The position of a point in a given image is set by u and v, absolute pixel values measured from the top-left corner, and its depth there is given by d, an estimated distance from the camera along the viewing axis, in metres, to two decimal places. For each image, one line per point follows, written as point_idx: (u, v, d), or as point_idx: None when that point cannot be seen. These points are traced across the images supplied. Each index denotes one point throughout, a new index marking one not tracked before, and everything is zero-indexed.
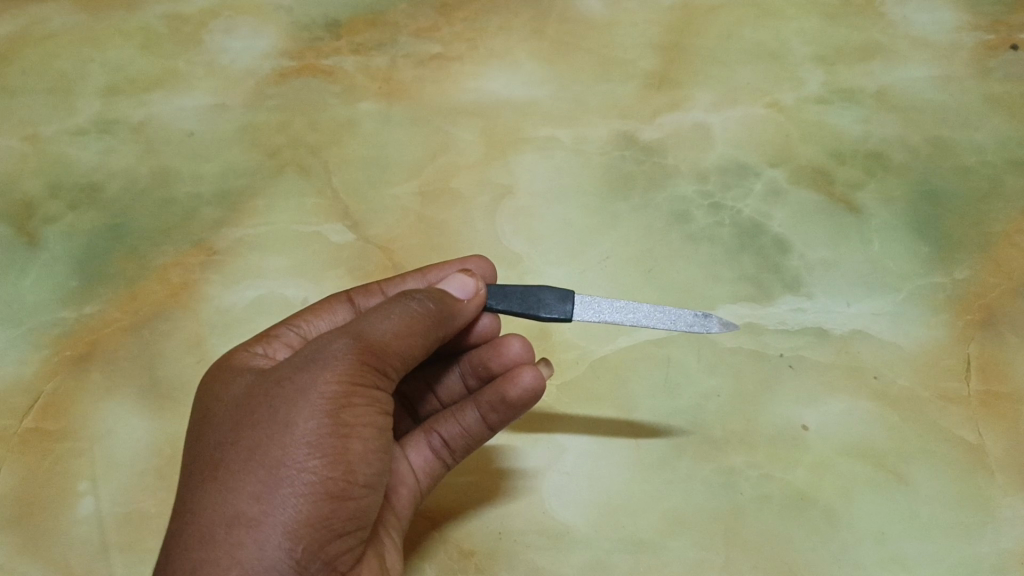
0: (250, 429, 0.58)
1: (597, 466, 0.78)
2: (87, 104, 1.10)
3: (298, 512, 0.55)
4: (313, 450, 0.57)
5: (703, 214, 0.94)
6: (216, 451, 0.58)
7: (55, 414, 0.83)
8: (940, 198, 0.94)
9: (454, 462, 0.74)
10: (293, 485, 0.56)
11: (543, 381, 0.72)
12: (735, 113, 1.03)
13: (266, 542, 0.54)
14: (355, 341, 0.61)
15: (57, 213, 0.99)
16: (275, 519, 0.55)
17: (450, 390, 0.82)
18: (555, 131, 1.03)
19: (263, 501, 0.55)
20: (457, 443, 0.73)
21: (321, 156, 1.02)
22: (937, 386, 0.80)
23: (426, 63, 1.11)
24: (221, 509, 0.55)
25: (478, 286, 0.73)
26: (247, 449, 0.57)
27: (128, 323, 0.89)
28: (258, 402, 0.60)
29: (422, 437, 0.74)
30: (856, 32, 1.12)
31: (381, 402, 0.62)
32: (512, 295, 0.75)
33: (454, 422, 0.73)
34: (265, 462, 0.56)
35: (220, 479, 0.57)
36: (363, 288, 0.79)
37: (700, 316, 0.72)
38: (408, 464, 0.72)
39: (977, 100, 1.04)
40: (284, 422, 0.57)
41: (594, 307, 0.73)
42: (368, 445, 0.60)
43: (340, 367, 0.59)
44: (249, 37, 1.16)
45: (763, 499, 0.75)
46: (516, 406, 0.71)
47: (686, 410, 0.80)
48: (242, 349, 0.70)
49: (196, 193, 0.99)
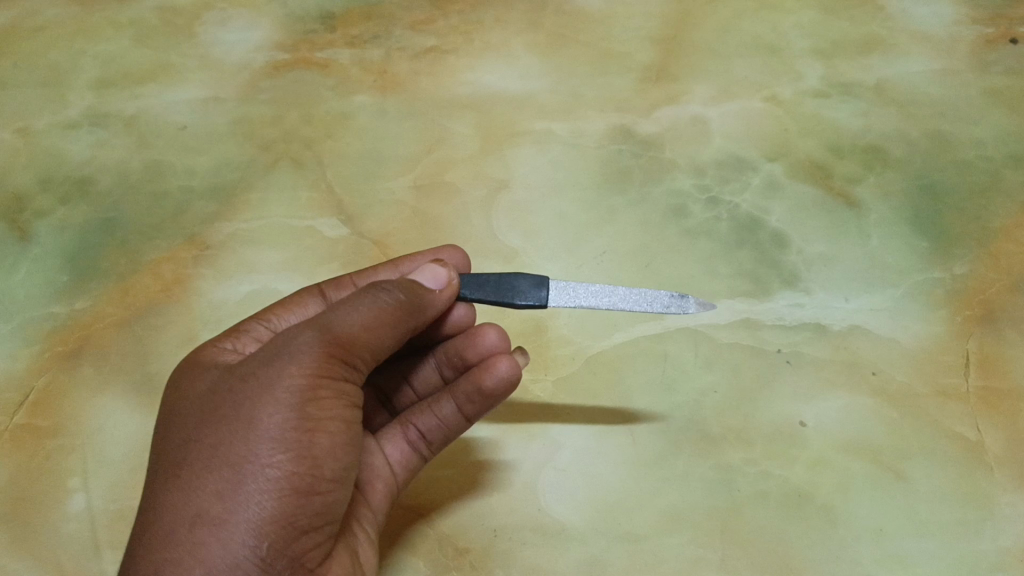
0: (214, 425, 0.58)
1: (593, 463, 0.77)
2: (80, 97, 1.09)
3: (262, 509, 0.55)
4: (279, 446, 0.57)
5: (700, 208, 0.94)
6: (181, 449, 0.58)
7: (46, 410, 0.82)
8: (938, 192, 0.94)
9: (431, 453, 0.73)
10: (258, 482, 0.55)
11: (519, 370, 0.70)
12: (733, 107, 1.03)
13: (230, 540, 0.54)
14: (320, 332, 0.61)
15: (49, 207, 0.98)
16: (238, 517, 0.54)
17: (427, 380, 0.81)
18: (551, 125, 1.02)
19: (226, 498, 0.55)
20: (433, 435, 0.73)
21: (315, 149, 1.01)
22: (936, 382, 0.80)
23: (421, 56, 1.10)
24: (185, 507, 0.55)
25: (450, 275, 0.72)
26: (212, 447, 0.57)
27: (120, 318, 0.88)
28: (223, 397, 0.60)
29: (398, 430, 0.73)
30: (855, 26, 1.11)
31: (349, 395, 0.62)
32: (487, 285, 0.75)
33: (431, 415, 0.73)
34: (229, 460, 0.56)
35: (184, 477, 0.57)
36: (334, 281, 0.78)
37: (677, 296, 0.72)
38: (384, 458, 0.72)
39: (977, 94, 1.03)
40: (249, 417, 0.57)
41: (569, 292, 0.72)
42: (336, 438, 0.59)
43: (305, 360, 0.59)
44: (243, 29, 1.14)
45: (761, 496, 0.74)
46: (492, 396, 0.70)
47: (683, 406, 0.79)
48: (211, 344, 0.69)
49: (189, 187, 0.99)
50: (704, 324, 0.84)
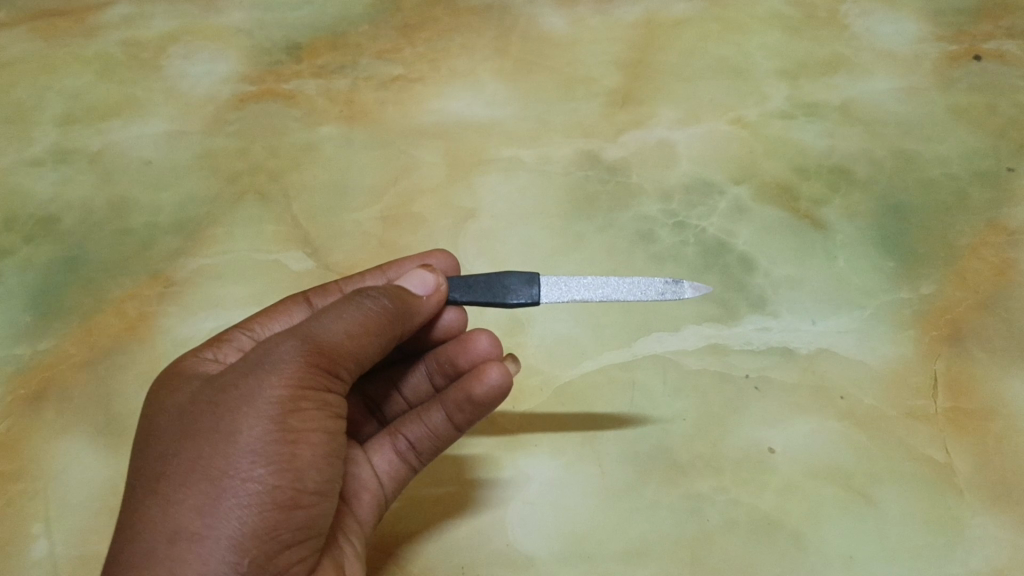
0: (192, 438, 0.57)
1: (562, 495, 0.77)
2: (44, 133, 1.08)
3: (245, 524, 0.54)
4: (259, 458, 0.56)
5: (667, 233, 0.94)
6: (157, 463, 0.57)
7: (8, 454, 0.81)
8: (905, 212, 0.94)
9: (420, 464, 0.73)
10: (237, 496, 0.55)
11: (511, 378, 0.70)
12: (699, 130, 1.03)
13: (209, 557, 0.53)
14: (303, 342, 0.60)
15: (12, 246, 0.97)
16: (218, 532, 0.54)
17: (417, 388, 0.81)
18: (519, 152, 1.02)
19: (207, 513, 0.54)
20: (424, 444, 0.72)
21: (281, 182, 1.01)
22: (903, 404, 0.80)
23: (387, 85, 1.10)
24: (162, 524, 0.54)
25: (439, 281, 0.73)
26: (190, 459, 0.56)
27: (83, 358, 0.87)
28: (201, 410, 0.59)
29: (387, 440, 0.73)
30: (820, 46, 1.12)
31: (331, 406, 0.62)
32: (476, 286, 0.75)
33: (421, 423, 0.72)
34: (208, 473, 0.55)
35: (161, 492, 0.55)
36: (320, 289, 0.78)
37: (671, 282, 0.73)
38: (372, 470, 0.72)
39: (941, 112, 1.03)
40: (228, 429, 0.56)
41: (561, 287, 0.73)
42: (317, 449, 0.59)
43: (290, 370, 0.58)
44: (209, 61, 1.14)
45: (729, 525, 0.74)
46: (482, 404, 0.69)
47: (651, 435, 0.79)
48: (191, 355, 0.69)
49: (154, 223, 0.98)
50: (672, 350, 0.84)
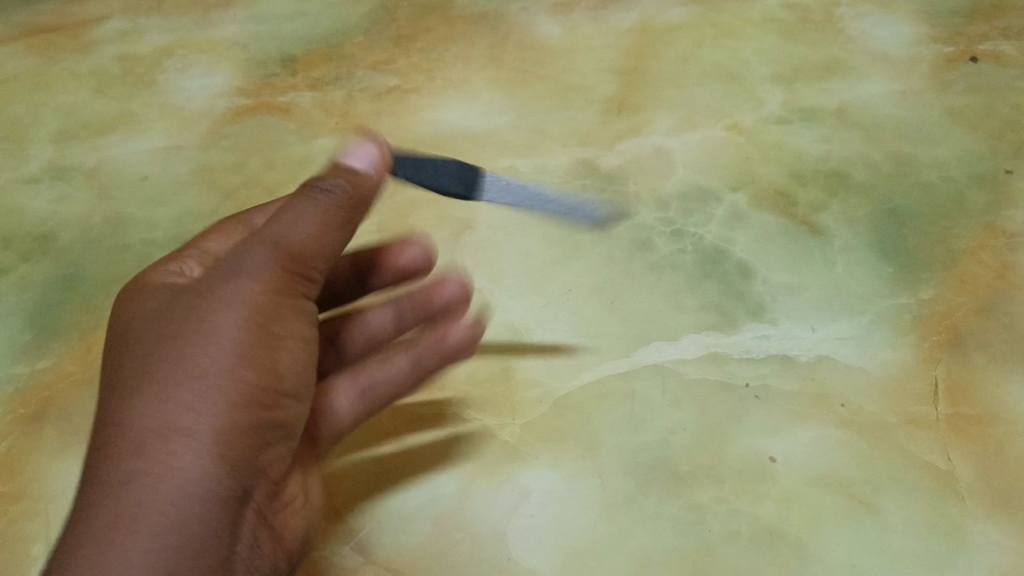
0: (178, 338, 0.61)
1: (563, 508, 0.76)
2: (40, 150, 1.08)
3: (227, 419, 0.59)
4: (241, 360, 0.61)
5: (664, 241, 0.93)
6: (138, 361, 0.61)
7: (8, 474, 0.81)
8: (903, 216, 0.94)
9: (378, 409, 0.79)
10: (222, 393, 0.59)
11: (473, 334, 0.82)
12: (695, 137, 1.03)
13: (198, 452, 0.58)
14: (273, 244, 0.65)
15: (9, 265, 0.97)
16: (207, 427, 0.58)
17: (380, 325, 0.88)
18: (515, 162, 1.02)
19: (193, 409, 0.58)
20: (385, 391, 0.79)
21: (277, 196, 1.01)
22: (904, 411, 0.79)
23: (382, 96, 1.10)
24: (136, 423, 0.58)
25: (381, 153, 0.75)
26: (171, 356, 0.61)
27: (82, 377, 0.87)
28: (165, 321, 0.63)
29: (348, 381, 0.78)
30: (815, 50, 1.11)
31: (299, 300, 0.67)
32: (423, 168, 0.79)
33: (381, 369, 0.80)
34: (189, 369, 0.60)
35: (138, 389, 0.59)
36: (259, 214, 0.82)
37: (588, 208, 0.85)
38: (337, 409, 0.77)
39: (938, 115, 1.03)
40: (208, 328, 0.61)
41: (499, 185, 0.81)
42: (293, 355, 0.65)
43: (261, 275, 0.63)
44: (203, 75, 1.14)
45: (731, 535, 0.74)
46: (452, 354, 0.82)
47: (651, 446, 0.79)
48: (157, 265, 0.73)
49: (151, 239, 0.98)
50: (671, 360, 0.84)
